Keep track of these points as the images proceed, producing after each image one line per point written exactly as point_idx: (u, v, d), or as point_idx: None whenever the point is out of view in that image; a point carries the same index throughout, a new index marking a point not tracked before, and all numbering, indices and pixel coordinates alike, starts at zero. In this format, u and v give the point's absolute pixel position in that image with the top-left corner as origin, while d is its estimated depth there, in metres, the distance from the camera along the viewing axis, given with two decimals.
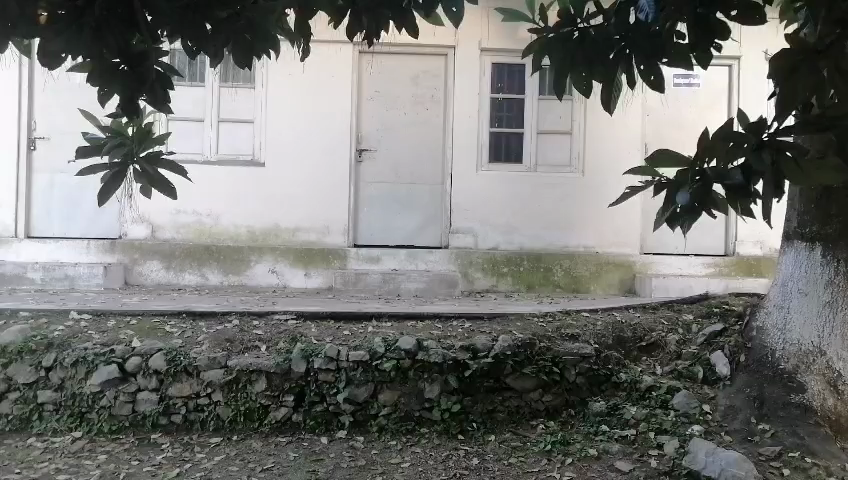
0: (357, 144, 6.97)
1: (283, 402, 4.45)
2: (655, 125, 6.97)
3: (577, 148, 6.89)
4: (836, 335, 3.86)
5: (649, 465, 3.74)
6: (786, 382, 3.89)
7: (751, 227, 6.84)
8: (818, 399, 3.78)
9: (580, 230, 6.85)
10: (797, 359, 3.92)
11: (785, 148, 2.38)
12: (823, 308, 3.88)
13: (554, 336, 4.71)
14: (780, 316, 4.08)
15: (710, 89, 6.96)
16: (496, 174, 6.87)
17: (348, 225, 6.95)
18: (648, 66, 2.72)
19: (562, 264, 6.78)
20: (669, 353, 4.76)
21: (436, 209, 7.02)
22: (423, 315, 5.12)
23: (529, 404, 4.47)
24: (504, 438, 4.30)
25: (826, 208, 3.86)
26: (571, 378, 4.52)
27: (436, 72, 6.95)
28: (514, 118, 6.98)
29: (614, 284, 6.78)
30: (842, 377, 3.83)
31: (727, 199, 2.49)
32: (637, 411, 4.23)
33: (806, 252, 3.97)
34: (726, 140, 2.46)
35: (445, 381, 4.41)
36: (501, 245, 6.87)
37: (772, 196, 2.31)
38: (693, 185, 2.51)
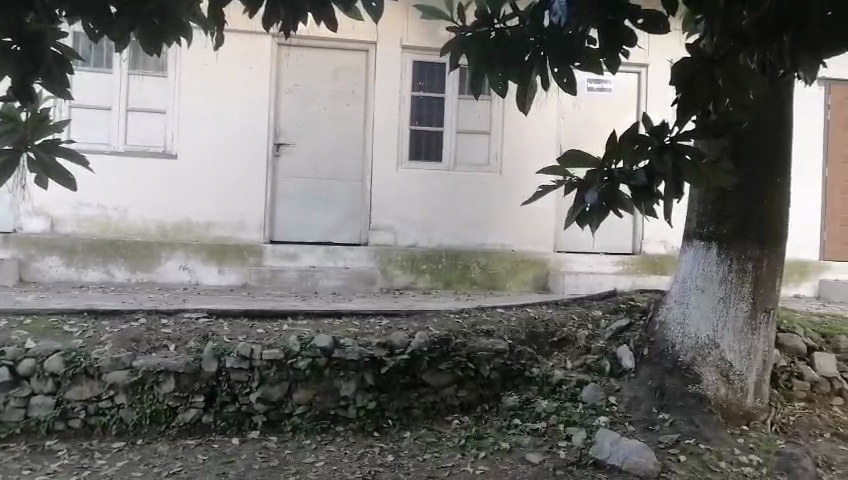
0: (274, 137, 6.81)
1: (192, 402, 4.29)
2: (569, 127, 7.19)
3: (495, 149, 7.02)
4: (730, 329, 4.10)
5: (558, 456, 3.87)
6: (683, 373, 4.14)
7: (656, 227, 7.20)
8: (712, 389, 4.06)
9: (497, 228, 6.98)
10: (694, 352, 4.17)
11: (685, 150, 2.53)
12: (717, 304, 4.12)
13: (469, 333, 4.80)
14: (680, 311, 4.31)
15: (620, 95, 7.27)
16: (415, 171, 6.89)
17: (264, 220, 6.80)
18: (561, 69, 2.81)
19: (479, 262, 6.89)
20: (579, 348, 4.88)
21: (356, 205, 6.94)
22: (340, 313, 5.07)
23: (444, 399, 4.50)
24: (419, 434, 4.32)
25: (722, 209, 4.08)
26: (485, 373, 4.57)
27: (356, 68, 6.90)
28: (434, 116, 7.03)
29: (530, 282, 6.96)
30: (733, 368, 4.09)
31: (633, 199, 2.60)
32: (548, 404, 4.38)
33: (704, 251, 4.18)
34: (632, 142, 2.59)
35: (362, 378, 4.41)
36: (420, 242, 6.90)
37: (673, 196, 2.52)
38: (602, 183, 2.58)
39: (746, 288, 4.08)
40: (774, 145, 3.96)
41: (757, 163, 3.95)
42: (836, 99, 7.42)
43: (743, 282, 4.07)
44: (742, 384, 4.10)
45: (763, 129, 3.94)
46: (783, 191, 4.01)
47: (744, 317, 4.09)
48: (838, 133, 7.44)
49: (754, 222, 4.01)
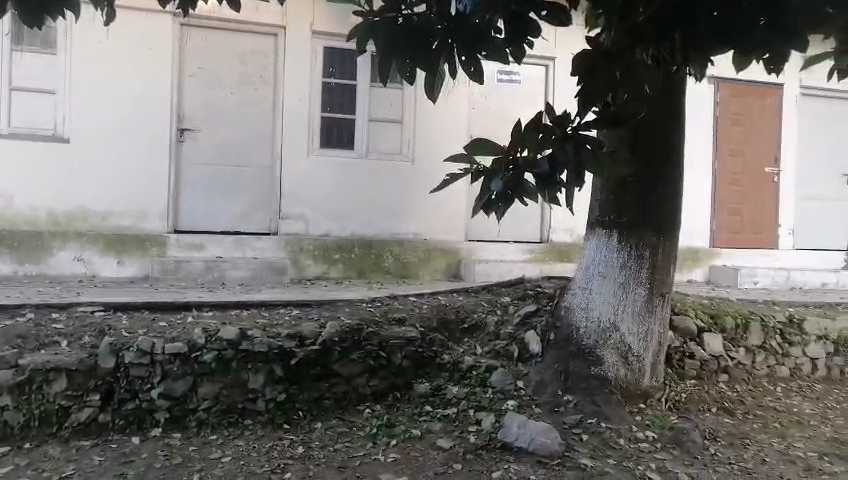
0: (178, 122, 6.51)
1: (87, 401, 4.05)
2: (480, 118, 7.29)
3: (407, 138, 7.02)
4: (629, 313, 4.30)
5: (468, 440, 3.92)
6: (587, 356, 4.32)
7: (562, 216, 7.46)
8: (613, 370, 4.26)
9: (409, 218, 7.00)
10: (596, 335, 4.35)
11: (587, 141, 2.60)
12: (618, 289, 4.31)
13: (381, 321, 4.80)
14: (583, 297, 4.48)
15: (528, 88, 7.45)
16: (327, 159, 6.79)
17: (168, 209, 6.49)
18: (469, 57, 2.81)
19: (392, 251, 6.90)
20: (489, 334, 4.97)
21: (265, 194, 6.77)
22: (248, 303, 4.95)
23: (356, 389, 4.47)
24: (330, 425, 4.26)
25: (622, 198, 4.25)
26: (397, 361, 4.58)
27: (264, 53, 6.69)
28: (345, 104, 6.94)
29: (442, 270, 7.03)
30: (632, 350, 4.30)
31: (537, 187, 2.65)
32: (458, 390, 4.44)
33: (606, 239, 4.37)
34: (536, 131, 2.64)
35: (271, 370, 4.31)
36: (332, 231, 6.81)
37: (574, 185, 2.57)
38: (506, 174, 2.65)
39: (644, 274, 4.28)
40: (670, 137, 4.16)
41: (655, 155, 4.13)
42: (724, 97, 7.93)
43: (641, 268, 4.27)
44: (640, 364, 4.33)
45: (660, 123, 4.13)
46: (678, 181, 4.22)
47: (642, 301, 4.30)
48: (726, 129, 7.97)
49: (652, 211, 4.20)
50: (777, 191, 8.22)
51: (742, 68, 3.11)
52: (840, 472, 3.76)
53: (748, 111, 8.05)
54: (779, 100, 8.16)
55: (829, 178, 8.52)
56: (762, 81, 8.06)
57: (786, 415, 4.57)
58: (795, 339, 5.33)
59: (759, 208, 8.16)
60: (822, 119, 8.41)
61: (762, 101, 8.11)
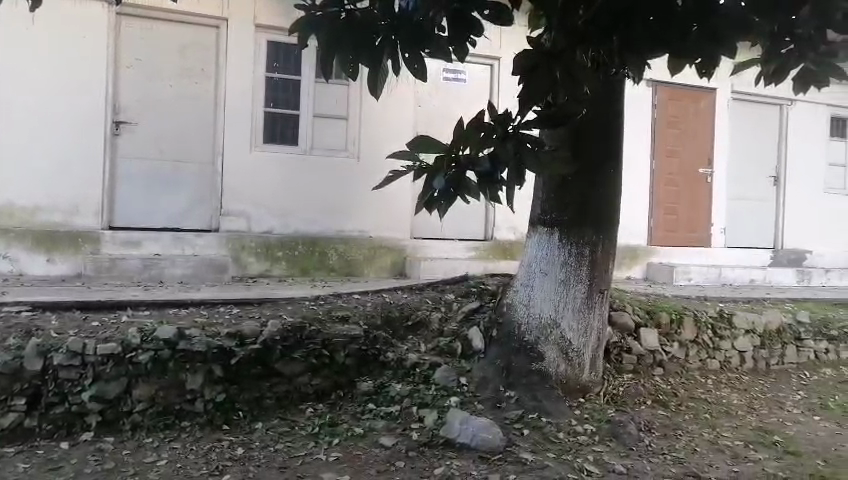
0: (112, 115, 6.27)
1: (12, 406, 3.86)
2: (425, 116, 7.30)
3: (352, 135, 6.97)
4: (569, 309, 4.39)
5: (410, 437, 3.92)
6: (528, 352, 4.41)
7: (506, 214, 7.55)
8: (553, 365, 4.36)
9: (354, 215, 6.95)
10: (538, 331, 4.43)
11: (526, 140, 2.64)
12: (559, 285, 4.40)
13: (324, 319, 4.76)
14: (525, 293, 4.55)
15: (474, 86, 7.49)
16: (271, 155, 6.67)
17: (102, 204, 6.25)
18: (412, 53, 2.82)
19: (337, 249, 6.84)
20: (432, 331, 4.98)
21: (206, 190, 6.58)
22: (187, 302, 4.81)
23: (298, 388, 4.41)
24: (271, 425, 4.19)
25: (563, 197, 4.34)
26: (340, 360, 4.54)
27: (205, 45, 6.52)
28: (290, 99, 6.83)
29: (387, 267, 7.02)
30: (572, 345, 4.40)
31: (478, 185, 2.66)
32: (402, 388, 4.44)
33: (548, 236, 4.44)
34: (478, 130, 2.67)
35: (210, 370, 4.21)
36: (275, 228, 6.70)
37: (514, 183, 2.61)
38: (448, 172, 2.65)
39: (584, 271, 4.38)
40: (610, 138, 4.26)
41: (594, 155, 4.23)
42: (662, 99, 8.19)
43: (581, 265, 4.37)
44: (580, 360, 4.42)
45: (601, 125, 4.22)
46: (617, 181, 4.33)
47: (582, 297, 4.39)
48: (663, 130, 8.23)
49: (591, 209, 4.30)
50: (710, 191, 8.55)
51: (675, 70, 3.20)
52: (765, 459, 3.93)
53: (684, 113, 8.33)
54: (713, 104, 8.50)
55: (758, 179, 8.92)
56: (697, 84, 8.36)
57: (716, 406, 4.76)
58: (724, 334, 5.57)
59: (694, 207, 8.46)
60: (752, 122, 8.80)
61: (697, 104, 8.41)
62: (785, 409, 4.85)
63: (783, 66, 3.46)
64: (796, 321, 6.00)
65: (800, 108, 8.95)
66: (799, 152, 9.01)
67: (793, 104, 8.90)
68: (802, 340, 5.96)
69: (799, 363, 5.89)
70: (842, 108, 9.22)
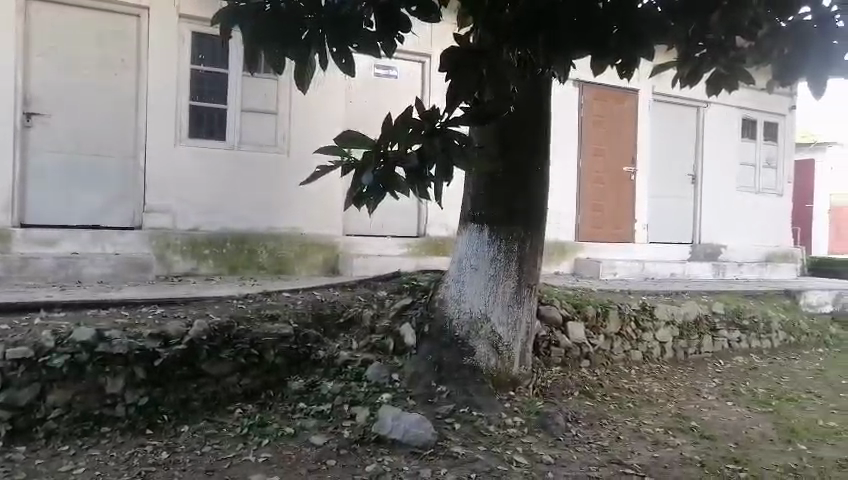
0: (24, 106, 5.94)
1: None
2: (357, 112, 7.26)
3: (282, 130, 6.84)
4: (499, 304, 4.47)
5: (342, 435, 3.90)
6: (459, 347, 4.47)
7: (438, 211, 7.61)
8: (483, 359, 4.43)
9: (285, 211, 6.83)
10: (468, 326, 4.50)
11: (454, 136, 2.67)
12: (489, 281, 4.46)
13: (253, 317, 4.69)
14: (456, 289, 4.61)
15: (405, 83, 7.51)
16: (197, 149, 6.47)
17: (13, 200, 5.90)
18: (340, 48, 2.81)
19: (267, 246, 6.72)
20: (364, 328, 4.97)
21: (128, 185, 6.32)
22: (106, 302, 4.61)
23: (225, 389, 4.30)
24: (198, 427, 4.05)
25: (492, 194, 4.41)
26: (269, 359, 4.47)
27: (126, 34, 6.25)
28: (217, 93, 6.65)
29: (319, 265, 6.94)
30: (502, 339, 4.47)
31: (408, 182, 2.63)
32: (333, 386, 4.40)
33: (477, 232, 4.50)
34: (406, 125, 2.70)
35: (131, 373, 4.04)
36: (202, 225, 6.50)
37: (442, 180, 2.65)
38: (377, 169, 2.61)
39: (513, 265, 4.45)
40: (538, 135, 4.33)
41: (523, 153, 4.30)
42: (588, 100, 8.45)
43: (510, 260, 4.44)
44: (510, 353, 4.51)
45: (529, 123, 4.29)
46: (544, 177, 4.41)
47: (511, 292, 4.47)
48: (590, 130, 8.48)
49: (520, 206, 4.38)
50: (634, 189, 8.89)
51: (600, 69, 3.26)
52: (683, 444, 4.11)
53: (609, 113, 8.62)
54: (635, 105, 8.83)
55: (677, 177, 9.33)
56: (620, 85, 8.66)
57: (638, 395, 4.96)
58: (646, 325, 5.81)
59: (618, 204, 8.77)
60: (671, 123, 9.19)
61: (621, 104, 8.72)
62: (701, 396, 5.10)
63: (697, 69, 3.64)
64: (711, 311, 6.32)
65: (715, 110, 9.42)
66: (715, 152, 9.49)
67: (708, 105, 9.36)
68: (717, 330, 6.28)
69: (714, 352, 6.21)
70: (752, 110, 9.78)
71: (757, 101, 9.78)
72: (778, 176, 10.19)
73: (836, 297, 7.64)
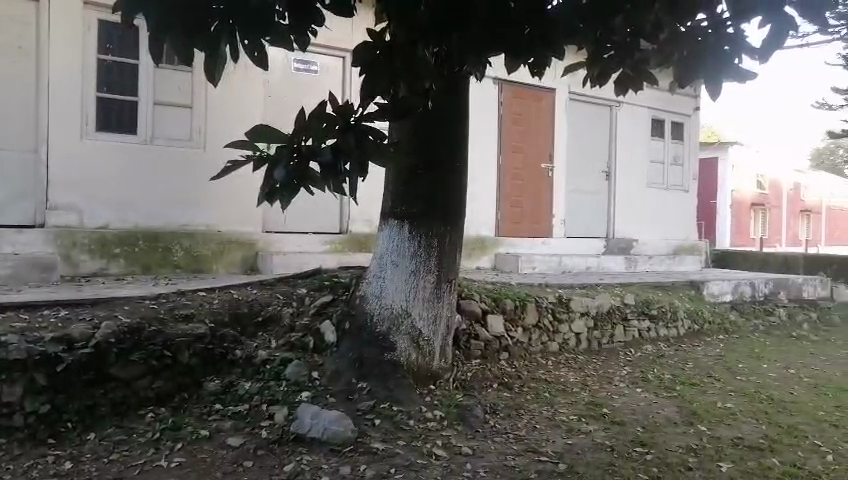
0: None
1: None
2: (275, 106, 7.13)
3: (197, 123, 6.61)
4: (419, 299, 4.49)
5: (259, 436, 3.82)
6: (380, 343, 4.46)
7: (361, 207, 7.59)
8: (404, 354, 4.45)
9: (201, 208, 6.64)
10: (389, 321, 4.50)
11: (368, 131, 2.66)
12: (409, 276, 4.48)
13: (166, 318, 4.54)
14: (377, 285, 4.61)
15: (326, 77, 7.41)
16: (105, 143, 6.17)
17: None
18: (252, 41, 2.72)
19: (182, 243, 6.48)
20: (283, 326, 4.92)
21: (27, 180, 5.95)
22: (4, 305, 4.33)
23: (136, 393, 4.14)
24: (106, 434, 3.86)
25: (413, 190, 4.41)
26: (184, 360, 4.34)
27: (23, 20, 5.89)
28: (126, 84, 6.34)
29: (238, 262, 6.77)
30: (422, 334, 4.51)
31: (320, 177, 2.60)
32: (251, 385, 4.31)
33: (398, 228, 4.51)
34: (320, 120, 2.66)
35: (31, 379, 3.84)
36: (112, 223, 6.23)
37: (358, 174, 2.59)
38: (289, 163, 2.59)
39: (432, 261, 4.48)
40: (457, 132, 4.36)
41: (442, 149, 4.33)
42: (507, 98, 8.62)
43: (430, 255, 4.47)
44: (430, 348, 4.55)
45: (448, 119, 4.31)
46: (463, 173, 4.45)
47: (431, 287, 4.51)
48: (509, 127, 8.67)
49: (440, 201, 4.40)
50: (551, 185, 9.17)
51: (512, 69, 3.38)
52: (595, 430, 4.28)
53: (527, 111, 8.83)
54: (552, 104, 9.10)
55: (592, 174, 9.68)
56: (537, 84, 8.90)
57: (554, 385, 5.12)
58: (562, 317, 6.03)
59: (537, 201, 9.02)
60: (587, 122, 9.54)
61: (539, 103, 8.96)
62: (613, 384, 5.32)
63: (606, 69, 3.77)
64: (623, 303, 6.62)
65: (627, 110, 9.84)
66: (627, 150, 9.90)
67: (621, 105, 9.76)
68: (628, 320, 6.59)
69: (626, 341, 6.51)
70: (660, 111, 10.29)
71: (664, 102, 10.30)
72: (684, 173, 10.76)
73: (735, 287, 8.16)
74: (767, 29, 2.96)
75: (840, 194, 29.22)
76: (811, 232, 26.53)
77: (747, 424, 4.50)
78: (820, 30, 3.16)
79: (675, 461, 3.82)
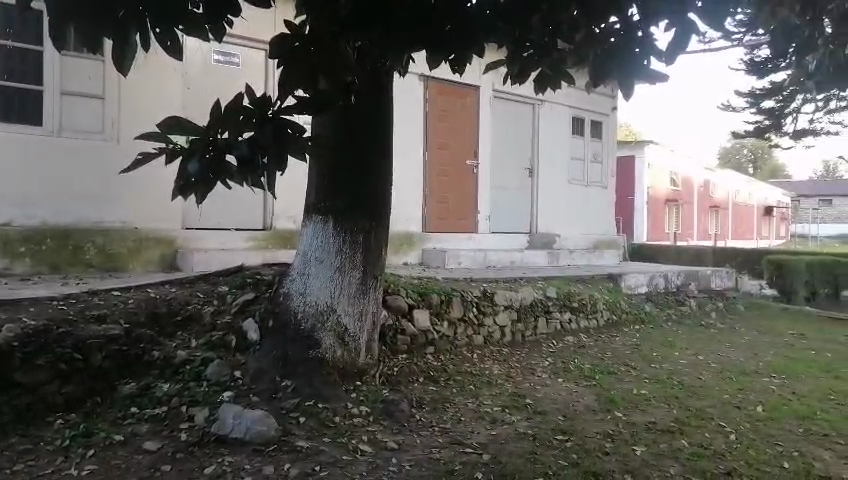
0: None
1: None
2: (194, 99, 6.90)
3: (110, 115, 6.32)
4: (344, 295, 4.46)
5: (178, 439, 3.69)
6: (305, 340, 4.41)
7: (284, 203, 7.48)
8: (330, 351, 4.41)
9: (116, 205, 6.35)
10: (314, 318, 4.45)
11: (287, 125, 2.56)
12: (334, 272, 4.45)
13: (76, 320, 4.37)
14: (301, 282, 4.55)
15: (246, 70, 7.24)
16: (8, 134, 5.78)
17: None
18: (165, 29, 2.57)
19: (95, 241, 6.19)
20: (204, 325, 4.81)
21: None
22: None
23: (44, 398, 3.93)
24: (9, 444, 3.60)
25: (337, 185, 4.37)
26: (95, 363, 4.17)
27: None
28: (29, 73, 5.99)
29: (155, 261, 6.53)
30: (348, 331, 4.48)
31: (236, 171, 2.55)
32: (170, 387, 4.17)
33: (322, 224, 4.46)
34: (236, 112, 2.55)
35: None
36: (17, 220, 5.84)
37: (276, 169, 2.54)
38: (204, 156, 2.53)
39: (358, 257, 4.45)
40: (382, 126, 4.32)
41: (366, 143, 4.28)
42: (432, 94, 8.68)
43: (355, 251, 4.44)
44: (355, 344, 4.53)
45: (372, 113, 4.27)
46: (388, 169, 4.43)
47: (356, 283, 4.48)
48: (435, 124, 8.74)
49: (365, 197, 4.37)
50: (476, 181, 9.31)
51: (433, 66, 3.41)
52: (518, 420, 4.37)
53: (452, 108, 8.92)
54: (477, 102, 9.24)
55: (517, 171, 9.90)
56: (461, 82, 9.00)
57: (478, 377, 5.21)
58: (487, 310, 6.15)
59: (462, 197, 9.14)
60: (511, 120, 9.73)
61: (463, 100, 9.07)
62: (536, 375, 5.46)
63: (525, 69, 3.86)
64: (545, 295, 6.81)
65: (549, 108, 10.11)
66: (549, 147, 10.18)
67: (543, 104, 10.02)
68: (550, 312, 6.79)
69: (548, 333, 6.70)
70: (580, 110, 10.63)
71: (583, 102, 10.65)
72: (603, 170, 11.16)
73: (650, 280, 8.54)
74: (672, 32, 3.11)
75: (745, 192, 31.15)
76: (720, 227, 28.18)
77: (659, 409, 4.72)
78: (722, 36, 3.35)
79: (593, 446, 3.96)
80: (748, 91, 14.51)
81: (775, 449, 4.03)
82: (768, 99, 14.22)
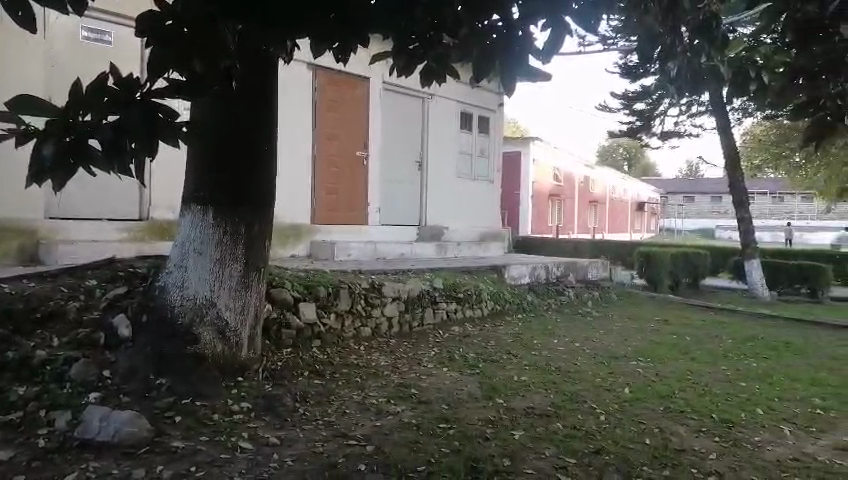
0: None
1: None
2: (59, 77, 6.37)
3: None
4: (224, 289, 4.30)
5: (36, 446, 3.39)
6: (182, 336, 4.21)
7: (162, 193, 7.10)
8: (208, 347, 4.23)
9: None
10: (192, 313, 4.26)
11: (157, 109, 2.42)
12: (213, 265, 4.27)
13: None
14: (178, 276, 4.35)
15: (119, 48, 6.77)
16: None
17: None
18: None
19: None
20: (69, 322, 4.48)
21: None
22: None
23: None
24: None
25: (216, 174, 4.19)
26: None
27: None
28: None
29: (13, 253, 5.98)
30: (227, 325, 4.32)
31: (100, 158, 2.34)
32: (26, 390, 3.84)
33: (201, 216, 4.27)
34: (99, 94, 2.35)
35: None
36: None
37: (146, 153, 2.38)
38: (62, 140, 2.30)
39: (239, 249, 4.30)
40: (265, 115, 4.18)
41: (249, 132, 4.12)
42: (320, 84, 8.53)
43: (236, 243, 4.28)
44: (236, 339, 4.38)
45: (255, 101, 4.11)
46: (272, 158, 4.30)
47: (237, 276, 4.32)
48: (324, 115, 8.60)
49: (247, 188, 4.22)
50: (366, 173, 9.28)
51: (316, 54, 3.33)
52: (402, 410, 4.41)
53: (341, 98, 8.82)
54: (367, 93, 9.20)
55: (407, 165, 9.97)
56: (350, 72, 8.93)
57: (365, 368, 5.22)
58: (375, 302, 6.16)
59: (352, 189, 9.07)
60: (401, 113, 9.78)
61: (353, 91, 9.00)
62: (422, 365, 5.55)
63: (411, 62, 3.85)
64: (432, 287, 6.90)
65: (438, 103, 10.26)
66: (438, 142, 10.33)
67: (432, 98, 10.15)
68: (436, 303, 6.90)
69: (434, 323, 6.83)
70: (467, 105, 10.87)
71: (471, 97, 10.90)
72: (490, 164, 11.48)
73: (531, 270, 8.91)
74: (547, 33, 3.25)
75: (620, 188, 33.26)
76: (598, 220, 29.96)
77: (537, 394, 4.95)
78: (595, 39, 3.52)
79: (473, 433, 4.07)
80: (622, 93, 15.44)
81: (638, 427, 4.33)
82: (639, 102, 15.21)
